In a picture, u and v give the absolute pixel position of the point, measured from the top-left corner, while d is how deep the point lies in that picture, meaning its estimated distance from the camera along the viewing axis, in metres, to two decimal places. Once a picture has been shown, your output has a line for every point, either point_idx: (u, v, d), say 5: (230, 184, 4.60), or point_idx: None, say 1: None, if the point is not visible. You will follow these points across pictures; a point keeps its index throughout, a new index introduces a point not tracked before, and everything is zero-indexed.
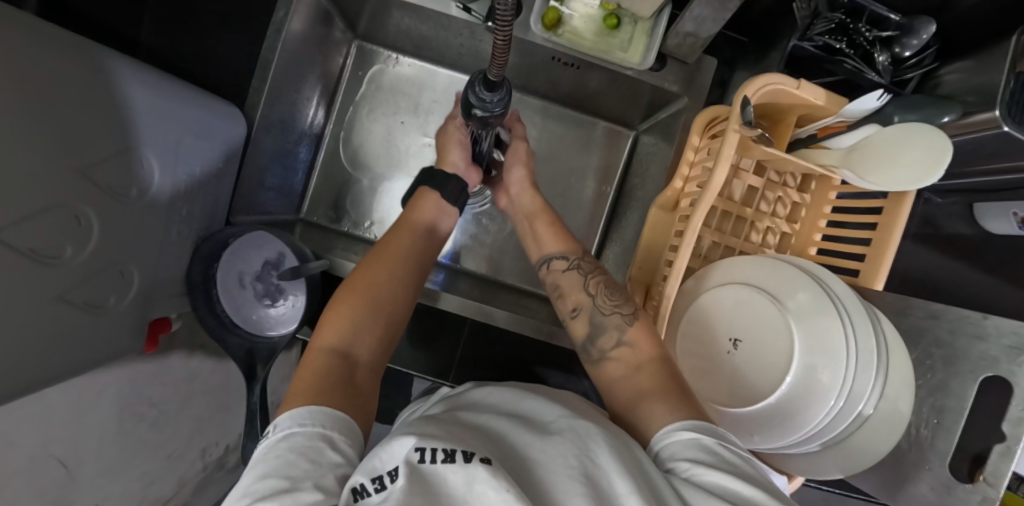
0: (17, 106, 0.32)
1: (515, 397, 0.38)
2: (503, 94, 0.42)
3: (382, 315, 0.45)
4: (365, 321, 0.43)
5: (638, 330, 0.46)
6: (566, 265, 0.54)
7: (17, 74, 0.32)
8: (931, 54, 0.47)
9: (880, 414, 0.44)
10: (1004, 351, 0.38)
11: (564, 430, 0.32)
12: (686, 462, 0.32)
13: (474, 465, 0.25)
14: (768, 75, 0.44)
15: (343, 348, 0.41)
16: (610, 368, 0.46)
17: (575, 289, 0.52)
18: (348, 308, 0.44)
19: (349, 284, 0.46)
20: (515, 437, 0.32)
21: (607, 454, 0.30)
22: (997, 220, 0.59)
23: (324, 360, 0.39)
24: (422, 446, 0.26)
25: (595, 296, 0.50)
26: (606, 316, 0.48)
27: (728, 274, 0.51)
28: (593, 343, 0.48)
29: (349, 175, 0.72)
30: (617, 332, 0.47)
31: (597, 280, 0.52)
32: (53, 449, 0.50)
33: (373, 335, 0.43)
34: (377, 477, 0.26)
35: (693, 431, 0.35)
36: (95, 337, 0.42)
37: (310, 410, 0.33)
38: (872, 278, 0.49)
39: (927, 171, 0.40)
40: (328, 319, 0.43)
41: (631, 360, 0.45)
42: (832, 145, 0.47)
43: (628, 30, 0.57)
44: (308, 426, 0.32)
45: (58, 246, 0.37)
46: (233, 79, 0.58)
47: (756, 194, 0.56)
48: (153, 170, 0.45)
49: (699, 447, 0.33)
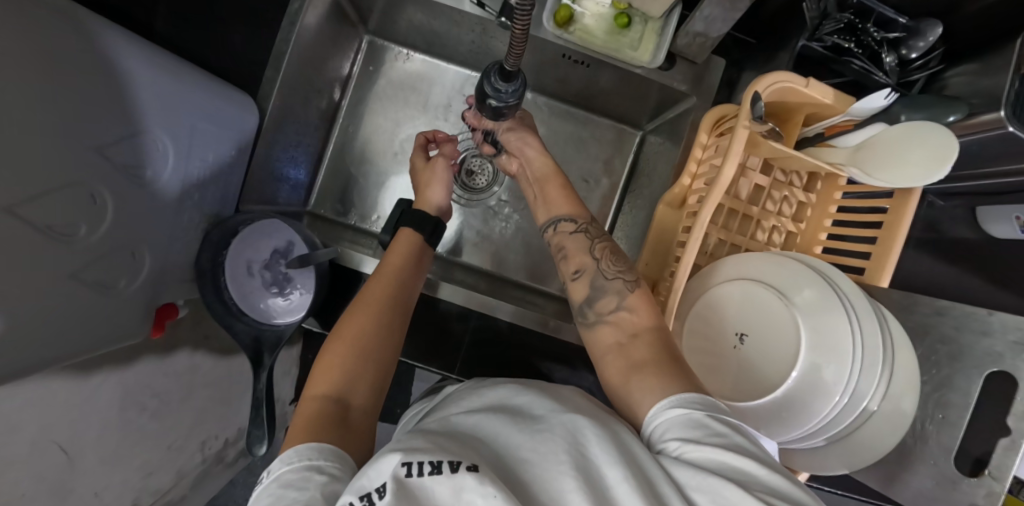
0: (38, 79, 0.32)
1: (508, 394, 0.38)
2: (518, 86, 0.42)
3: (373, 353, 0.46)
4: (354, 365, 0.44)
5: (638, 298, 0.47)
6: (574, 228, 0.54)
7: (38, 50, 0.32)
8: (937, 57, 0.48)
9: (885, 411, 0.44)
10: (1009, 347, 0.38)
11: (553, 425, 0.32)
12: (676, 440, 0.33)
13: (461, 473, 0.26)
14: (777, 72, 0.45)
15: (337, 394, 0.42)
16: (604, 331, 0.47)
17: (582, 252, 0.52)
18: (336, 357, 0.45)
19: (337, 330, 0.47)
20: (504, 436, 0.32)
21: (597, 445, 0.30)
22: (999, 224, 0.61)
23: (317, 406, 0.41)
24: (408, 460, 0.26)
25: (600, 260, 0.51)
26: (609, 280, 0.49)
27: (736, 269, 0.51)
28: (591, 306, 0.49)
29: (358, 169, 0.73)
30: (617, 297, 0.48)
31: (603, 245, 0.52)
32: (54, 435, 0.50)
33: (365, 377, 0.44)
34: (365, 494, 0.26)
35: (683, 407, 0.35)
36: (105, 318, 0.42)
37: (298, 449, 0.35)
38: (877, 275, 0.48)
39: (936, 167, 0.40)
40: (319, 369, 0.45)
41: (626, 326, 0.46)
42: (839, 144, 0.48)
43: (638, 28, 0.57)
44: (294, 462, 0.34)
45: (74, 223, 0.37)
46: (246, 69, 0.58)
47: (762, 194, 0.57)
48: (167, 152, 0.45)
49: (691, 422, 0.34)
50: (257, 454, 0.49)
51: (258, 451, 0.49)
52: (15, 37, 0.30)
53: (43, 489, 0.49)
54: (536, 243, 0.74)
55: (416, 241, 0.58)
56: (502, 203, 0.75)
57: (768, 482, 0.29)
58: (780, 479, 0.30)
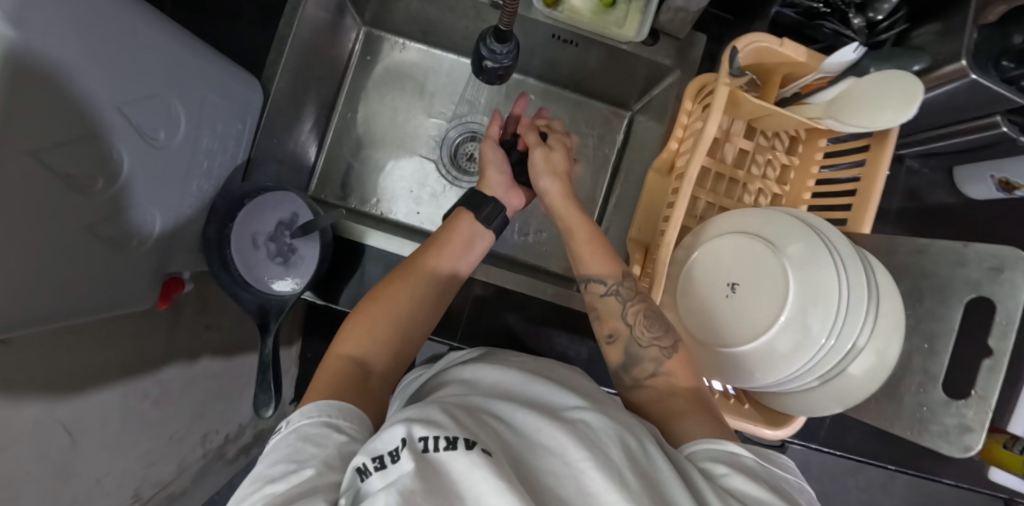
0: (78, 37, 0.34)
1: (521, 380, 0.40)
2: (512, 47, 0.45)
3: (402, 331, 0.47)
4: (384, 337, 0.46)
5: (676, 363, 0.47)
6: (604, 291, 0.52)
7: (81, 13, 0.34)
8: (902, 17, 0.51)
9: (871, 347, 0.46)
10: (985, 274, 0.41)
11: (574, 422, 0.32)
12: (723, 467, 0.34)
13: (474, 452, 0.26)
14: (752, 33, 0.48)
15: (361, 358, 0.43)
16: (641, 394, 0.47)
17: (615, 315, 0.51)
18: (365, 327, 0.46)
19: (371, 299, 0.48)
20: (525, 421, 0.33)
21: (612, 445, 0.30)
22: (974, 183, 0.65)
23: (339, 366, 0.42)
24: (426, 435, 0.27)
25: (634, 326, 0.49)
26: (643, 347, 0.48)
27: (727, 224, 0.53)
28: (627, 371, 0.49)
29: (357, 154, 0.75)
30: (654, 363, 0.47)
31: (636, 307, 0.50)
32: (57, 414, 0.47)
33: (388, 347, 0.46)
34: (377, 456, 0.28)
35: (732, 446, 0.36)
36: (118, 276, 0.44)
37: (318, 404, 0.36)
38: (859, 223, 0.51)
39: (897, 112, 0.44)
40: (348, 331, 0.46)
41: (664, 389, 0.46)
42: (813, 100, 0.51)
43: (623, 7, 0.60)
44: (314, 417, 0.35)
45: (92, 177, 0.38)
46: (250, 54, 0.61)
47: (746, 157, 0.59)
48: (180, 117, 0.47)
49: (739, 461, 0.35)
50: (265, 415, 0.50)
51: (264, 413, 0.51)
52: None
53: (48, 470, 0.47)
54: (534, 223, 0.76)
55: (474, 229, 0.56)
56: None
57: None
58: None
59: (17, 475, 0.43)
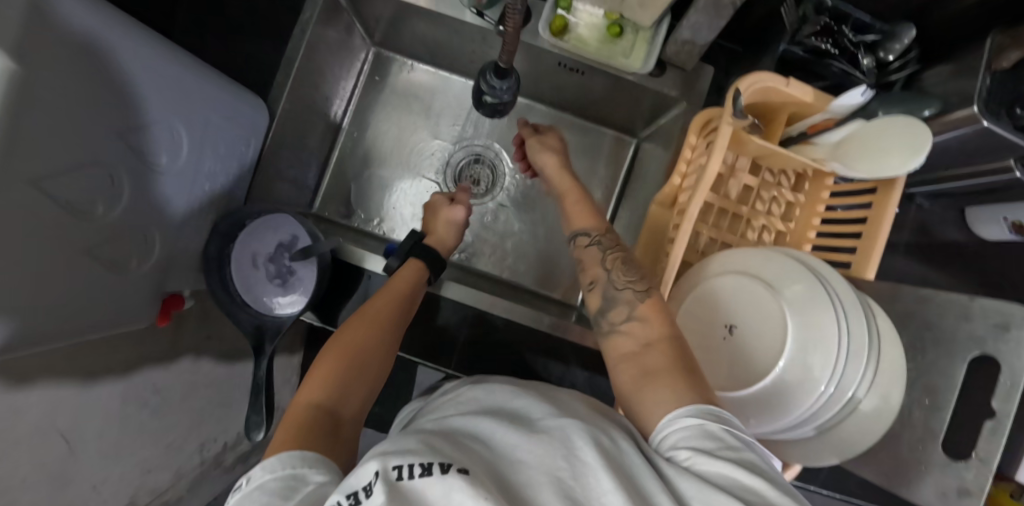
0: (79, 68, 0.35)
1: (506, 398, 0.39)
2: (511, 83, 0.45)
3: (365, 371, 0.43)
4: (347, 382, 0.41)
5: (651, 307, 0.44)
6: (588, 241, 0.51)
7: (82, 47, 0.35)
8: (913, 57, 0.52)
9: (870, 401, 0.44)
10: (989, 329, 0.40)
11: (552, 429, 0.32)
12: (687, 450, 0.31)
13: (449, 475, 0.26)
14: (757, 72, 0.48)
15: (329, 405, 0.38)
16: (617, 342, 0.43)
17: (594, 263, 0.50)
18: (329, 372, 0.41)
19: (331, 344, 0.44)
20: (502, 438, 0.32)
21: (588, 447, 0.29)
22: (989, 226, 0.63)
23: (304, 417, 0.36)
24: (399, 465, 0.27)
25: (611, 271, 0.48)
26: (619, 291, 0.46)
27: (728, 262, 0.52)
28: (604, 316, 0.46)
29: (363, 173, 0.75)
30: (628, 307, 0.44)
31: (615, 255, 0.49)
32: (59, 424, 0.49)
33: (358, 393, 0.41)
34: (351, 493, 0.26)
35: (698, 417, 0.33)
36: (117, 296, 0.45)
37: (278, 457, 0.32)
38: (862, 268, 0.50)
39: (907, 159, 0.43)
40: (309, 383, 0.41)
41: (639, 336, 0.42)
42: (820, 141, 0.51)
43: (630, 38, 0.60)
44: (278, 470, 0.31)
45: (93, 201, 0.39)
46: (259, 74, 0.62)
47: (751, 193, 0.59)
48: (183, 140, 0.48)
49: (704, 434, 0.32)
50: (256, 438, 0.51)
51: (256, 435, 0.51)
52: (70, 32, 0.34)
53: (45, 479, 0.48)
54: (536, 246, 0.75)
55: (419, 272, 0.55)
56: (503, 209, 0.75)
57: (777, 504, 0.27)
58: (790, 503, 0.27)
59: (14, 484, 0.44)
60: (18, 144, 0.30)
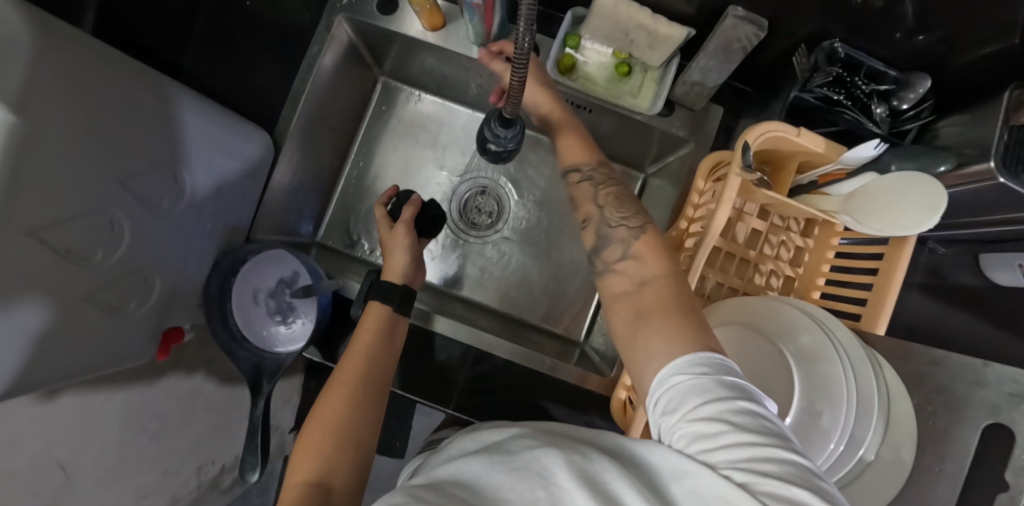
0: (79, 116, 0.35)
1: (494, 434, 0.38)
2: (516, 132, 0.44)
3: (356, 423, 0.42)
4: (336, 446, 0.40)
5: (645, 244, 0.41)
6: (579, 177, 0.48)
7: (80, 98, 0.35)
8: (928, 107, 0.51)
9: (882, 460, 0.43)
10: (1005, 398, 0.38)
11: (525, 460, 0.30)
12: (671, 415, 0.30)
13: None
14: (768, 122, 0.47)
15: (321, 478, 0.38)
16: (611, 281, 0.41)
17: (585, 200, 0.47)
18: (318, 438, 0.41)
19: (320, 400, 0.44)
20: (486, 480, 0.30)
21: (562, 471, 0.28)
22: (1002, 272, 0.61)
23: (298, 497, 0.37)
24: None
25: (603, 207, 0.45)
26: (612, 228, 0.43)
27: (727, 314, 0.51)
28: (597, 255, 0.43)
29: (367, 201, 0.75)
30: (622, 245, 0.42)
31: (607, 188, 0.46)
32: (54, 452, 0.50)
33: (348, 452, 0.40)
34: None
35: (682, 374, 0.31)
36: (114, 337, 0.45)
37: None
38: (873, 322, 0.49)
39: (925, 216, 0.41)
40: (300, 455, 0.40)
41: (635, 275, 0.39)
42: (832, 191, 0.50)
43: (639, 77, 0.60)
44: None
45: (93, 248, 0.39)
46: (267, 108, 0.63)
47: (759, 238, 0.58)
48: (188, 183, 0.48)
49: (691, 389, 0.30)
50: (250, 479, 0.51)
51: (250, 476, 0.51)
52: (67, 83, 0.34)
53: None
54: (537, 280, 0.74)
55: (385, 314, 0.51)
56: (506, 242, 0.75)
57: (759, 456, 0.26)
58: (772, 446, 0.26)
59: None
60: (16, 200, 0.30)
